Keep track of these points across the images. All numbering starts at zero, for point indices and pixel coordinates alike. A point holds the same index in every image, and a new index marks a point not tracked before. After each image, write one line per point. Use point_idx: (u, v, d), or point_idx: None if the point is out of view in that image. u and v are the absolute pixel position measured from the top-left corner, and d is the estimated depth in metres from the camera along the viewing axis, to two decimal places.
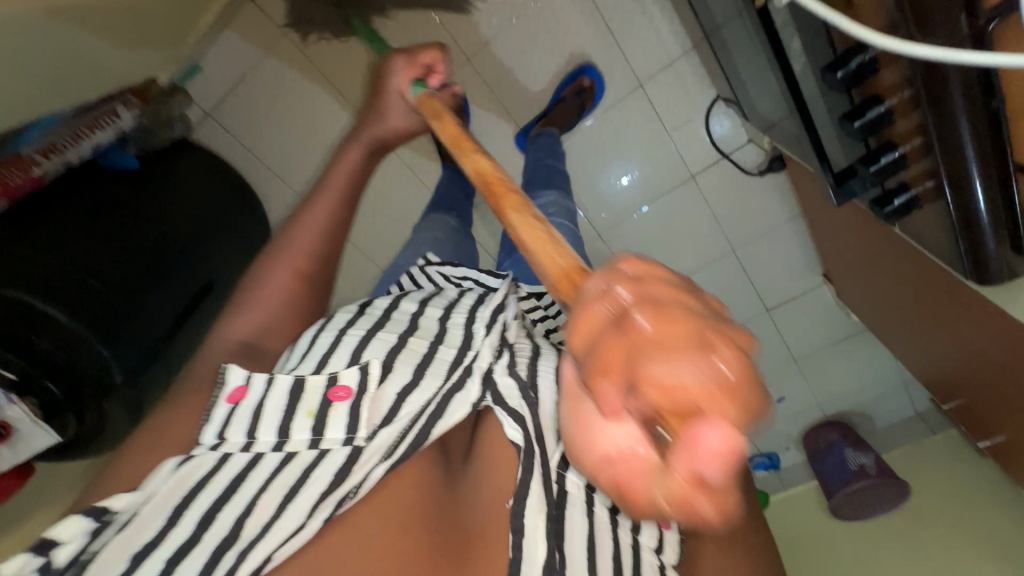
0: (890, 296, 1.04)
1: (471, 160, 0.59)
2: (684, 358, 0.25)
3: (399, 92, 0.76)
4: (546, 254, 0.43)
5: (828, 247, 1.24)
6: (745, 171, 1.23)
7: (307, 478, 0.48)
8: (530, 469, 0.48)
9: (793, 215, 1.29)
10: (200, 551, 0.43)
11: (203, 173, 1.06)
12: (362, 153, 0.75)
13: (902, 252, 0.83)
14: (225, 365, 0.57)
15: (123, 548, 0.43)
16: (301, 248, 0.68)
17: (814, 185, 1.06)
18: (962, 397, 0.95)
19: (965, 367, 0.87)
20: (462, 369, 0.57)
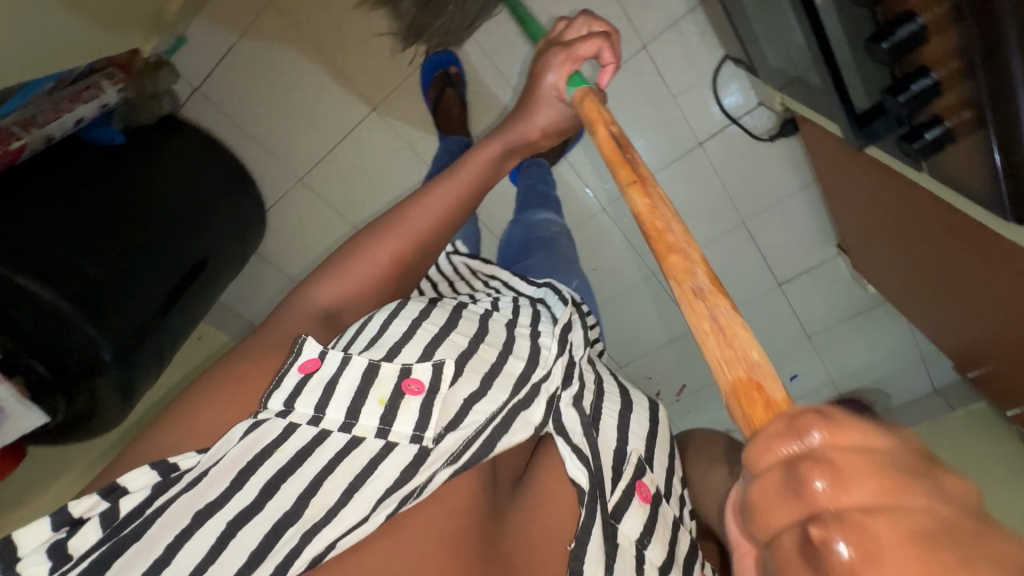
0: (911, 263, 1.00)
1: (633, 192, 0.51)
2: None
3: (552, 89, 0.67)
4: (717, 347, 0.39)
5: (842, 215, 1.19)
6: (755, 138, 1.18)
7: (374, 470, 0.46)
8: (592, 513, 0.55)
9: (806, 183, 1.23)
10: (263, 521, 0.42)
11: (193, 149, 1.05)
12: (501, 151, 0.69)
13: (929, 210, 0.78)
14: (301, 335, 0.52)
15: (189, 505, 0.42)
16: (409, 227, 0.62)
17: (830, 146, 1.01)
18: (988, 363, 0.92)
19: (995, 331, 0.83)
20: (530, 386, 0.58)
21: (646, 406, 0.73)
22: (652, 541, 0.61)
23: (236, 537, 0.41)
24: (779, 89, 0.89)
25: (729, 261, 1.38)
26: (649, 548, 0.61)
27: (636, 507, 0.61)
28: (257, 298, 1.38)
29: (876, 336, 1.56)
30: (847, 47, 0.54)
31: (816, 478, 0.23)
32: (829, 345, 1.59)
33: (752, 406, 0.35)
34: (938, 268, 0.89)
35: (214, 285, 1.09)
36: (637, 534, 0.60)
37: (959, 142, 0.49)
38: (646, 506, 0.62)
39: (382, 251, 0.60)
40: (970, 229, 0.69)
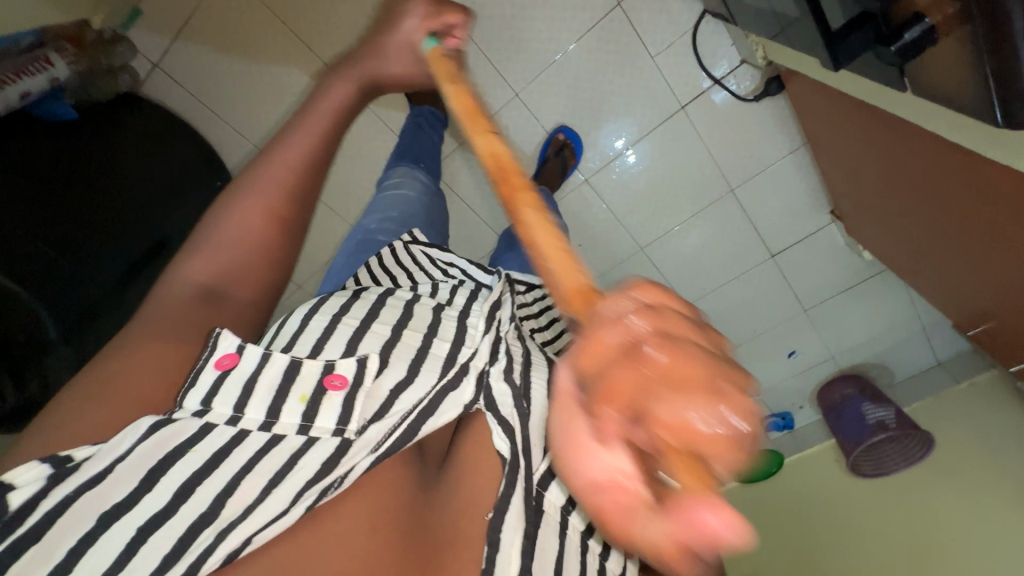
0: (903, 217, 0.96)
1: (483, 139, 0.46)
2: (707, 404, 0.22)
3: (408, 38, 0.61)
4: (557, 266, 0.35)
5: (833, 178, 1.15)
6: (739, 97, 1.13)
7: (294, 464, 0.42)
8: (512, 483, 0.49)
9: (795, 145, 1.19)
10: (173, 529, 0.38)
11: (155, 123, 1.02)
12: (355, 94, 0.60)
13: (927, 149, 0.73)
14: (218, 327, 0.46)
15: (94, 506, 0.36)
16: (276, 184, 0.54)
17: (820, 98, 0.96)
18: (990, 319, 0.88)
19: (998, 278, 0.79)
20: (457, 366, 0.53)
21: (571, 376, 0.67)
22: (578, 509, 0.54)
23: (146, 543, 0.37)
24: (764, 36, 0.85)
25: (718, 232, 1.33)
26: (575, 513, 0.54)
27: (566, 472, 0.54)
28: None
29: (874, 306, 1.52)
30: None
31: (646, 315, 0.25)
32: (826, 319, 1.54)
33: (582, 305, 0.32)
34: (936, 221, 0.85)
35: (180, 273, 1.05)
36: (562, 501, 0.53)
37: (944, 40, 0.44)
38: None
39: (253, 213, 0.52)
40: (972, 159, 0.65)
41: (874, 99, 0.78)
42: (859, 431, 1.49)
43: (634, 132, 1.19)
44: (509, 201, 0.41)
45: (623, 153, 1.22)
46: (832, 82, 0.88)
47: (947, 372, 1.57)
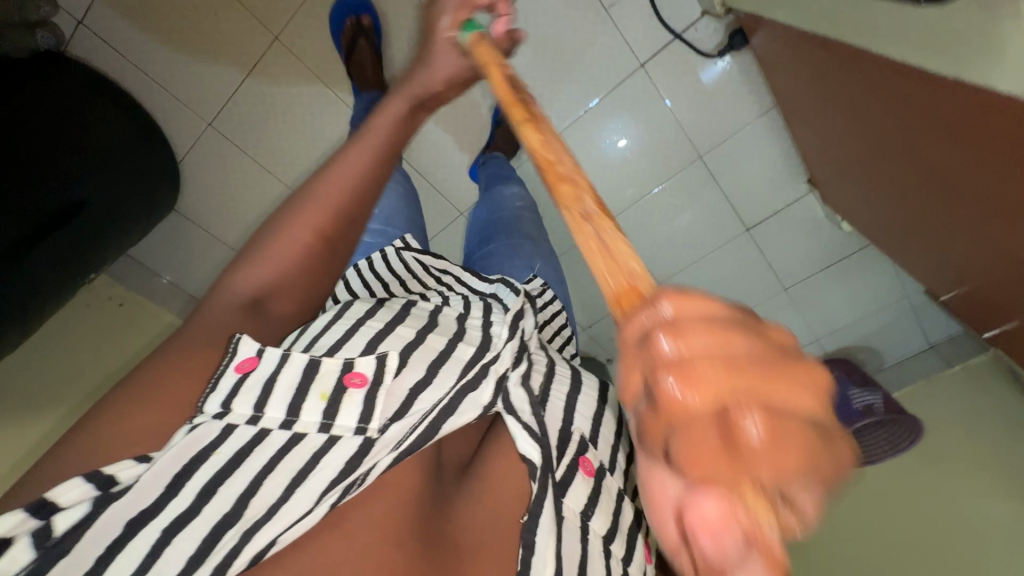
0: (872, 174, 0.88)
1: (526, 129, 0.46)
2: (722, 429, 0.23)
3: (447, 36, 0.63)
4: (603, 264, 0.34)
5: (805, 142, 1.07)
6: (703, 55, 1.06)
7: (318, 462, 0.47)
8: (544, 488, 0.56)
9: (766, 108, 1.12)
10: (199, 526, 0.42)
11: (80, 81, 0.97)
12: (407, 107, 0.62)
13: (885, 81, 0.67)
14: (237, 333, 0.50)
15: (122, 513, 0.40)
16: (322, 203, 0.55)
17: (783, 44, 0.89)
18: (965, 283, 0.80)
19: (963, 234, 0.72)
20: (478, 367, 0.58)
21: (594, 387, 0.74)
22: (597, 512, 0.61)
23: (171, 544, 0.40)
24: None
25: (687, 203, 1.26)
26: (594, 518, 0.61)
27: (579, 482, 0.61)
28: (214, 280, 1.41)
29: (858, 285, 1.43)
30: None
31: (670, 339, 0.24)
32: (808, 298, 1.46)
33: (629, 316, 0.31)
34: (904, 174, 0.78)
35: (107, 236, 1.02)
36: (581, 506, 0.60)
37: None
38: (590, 479, 0.62)
39: (300, 229, 0.53)
40: (926, 83, 0.58)
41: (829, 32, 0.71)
42: (846, 416, 1.41)
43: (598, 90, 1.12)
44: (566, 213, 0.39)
45: (590, 105, 1.13)
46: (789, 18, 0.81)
47: (938, 356, 1.49)
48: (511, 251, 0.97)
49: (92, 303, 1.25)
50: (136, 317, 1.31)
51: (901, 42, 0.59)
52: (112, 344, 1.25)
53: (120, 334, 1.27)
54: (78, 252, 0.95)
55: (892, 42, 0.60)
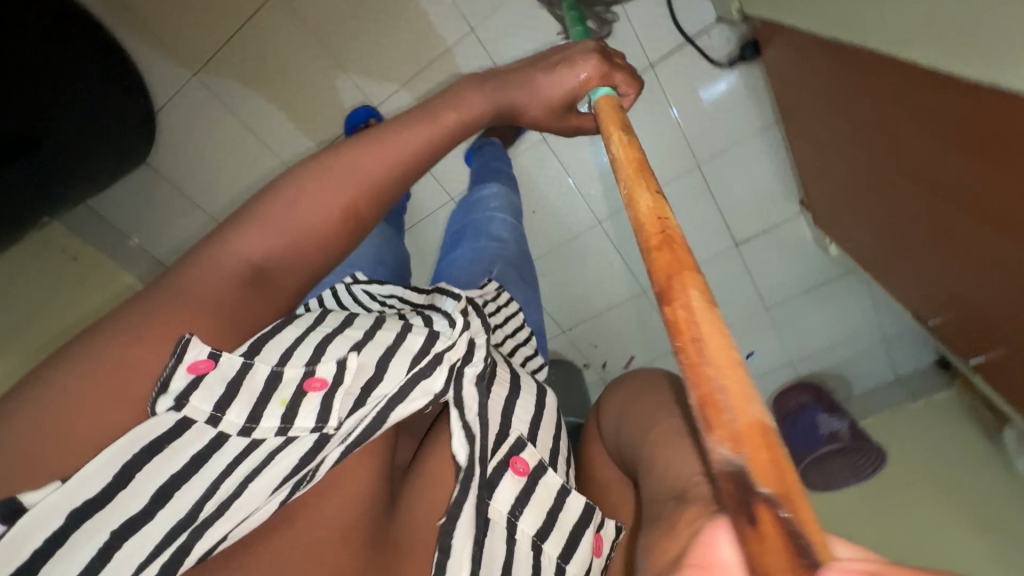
0: (872, 195, 0.88)
1: (653, 200, 0.49)
2: None
3: (568, 78, 0.74)
4: (732, 382, 0.33)
5: (803, 160, 1.08)
6: (713, 63, 1.04)
7: (272, 459, 0.47)
8: (465, 491, 0.56)
9: (768, 122, 1.12)
10: (158, 528, 0.42)
11: (63, 13, 0.91)
12: (491, 109, 0.74)
13: (899, 90, 0.66)
14: (187, 333, 0.46)
15: (64, 504, 0.38)
16: (364, 176, 0.60)
17: (795, 56, 0.89)
18: (956, 306, 0.80)
19: (959, 259, 0.73)
20: (430, 356, 0.56)
21: (533, 390, 0.72)
22: (526, 512, 0.61)
23: (120, 550, 0.40)
24: None
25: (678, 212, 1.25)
26: (522, 518, 0.60)
27: (508, 481, 0.60)
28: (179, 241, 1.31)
29: (835, 312, 1.46)
30: None
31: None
32: (786, 320, 1.47)
33: (765, 459, 0.29)
34: (903, 193, 0.78)
35: (68, 173, 0.96)
36: (507, 508, 0.60)
37: None
38: (522, 479, 0.62)
39: (334, 202, 0.57)
40: (945, 91, 0.58)
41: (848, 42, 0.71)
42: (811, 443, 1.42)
43: None
44: (674, 278, 0.40)
45: None
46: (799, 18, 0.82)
47: (904, 389, 1.53)
48: (472, 258, 0.98)
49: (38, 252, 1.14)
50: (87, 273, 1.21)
51: (924, 48, 0.58)
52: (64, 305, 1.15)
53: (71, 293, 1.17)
54: (32, 187, 0.90)
55: (915, 56, 0.60)
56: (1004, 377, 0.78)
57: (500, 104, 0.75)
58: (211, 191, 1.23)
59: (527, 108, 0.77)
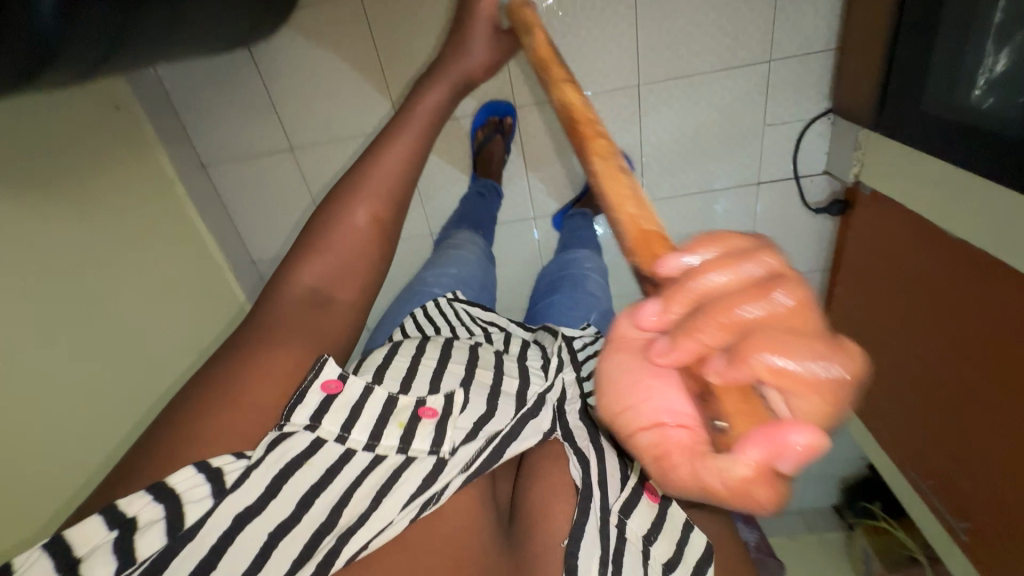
0: (891, 357, 1.05)
1: (562, 91, 0.50)
2: (794, 351, 0.24)
3: (484, 20, 0.67)
4: (635, 208, 0.36)
5: (837, 309, 1.24)
6: (805, 204, 1.19)
7: (398, 478, 0.50)
8: (584, 511, 0.53)
9: (815, 267, 1.27)
10: (302, 531, 0.45)
11: None
12: (448, 92, 0.65)
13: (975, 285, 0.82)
14: (324, 355, 0.52)
15: (231, 507, 0.43)
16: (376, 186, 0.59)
17: (884, 230, 1.03)
18: (937, 476, 0.95)
19: (957, 440, 0.89)
20: (535, 402, 0.60)
21: None
22: (659, 539, 0.55)
23: (277, 549, 0.43)
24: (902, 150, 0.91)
25: None
26: (654, 545, 0.55)
27: (643, 503, 0.57)
28: (229, 142, 1.16)
29: None
30: None
31: (781, 287, 0.26)
32: None
33: (648, 251, 0.33)
34: (927, 372, 0.95)
35: (182, 31, 0.77)
36: (644, 529, 0.55)
37: None
38: (654, 505, 0.58)
39: (361, 213, 0.57)
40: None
41: (948, 234, 0.86)
42: None
43: (716, 183, 1.18)
44: (584, 155, 0.43)
45: (709, 200, 1.20)
46: (903, 198, 0.94)
47: (801, 521, 1.75)
48: (569, 304, 0.93)
49: (77, 150, 0.90)
50: (125, 173, 1.01)
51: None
52: (140, 223, 1.03)
53: (130, 203, 1.01)
54: (152, 35, 0.71)
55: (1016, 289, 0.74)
56: (984, 550, 0.86)
57: (454, 83, 0.66)
58: (296, 106, 1.12)
59: (473, 70, 0.68)
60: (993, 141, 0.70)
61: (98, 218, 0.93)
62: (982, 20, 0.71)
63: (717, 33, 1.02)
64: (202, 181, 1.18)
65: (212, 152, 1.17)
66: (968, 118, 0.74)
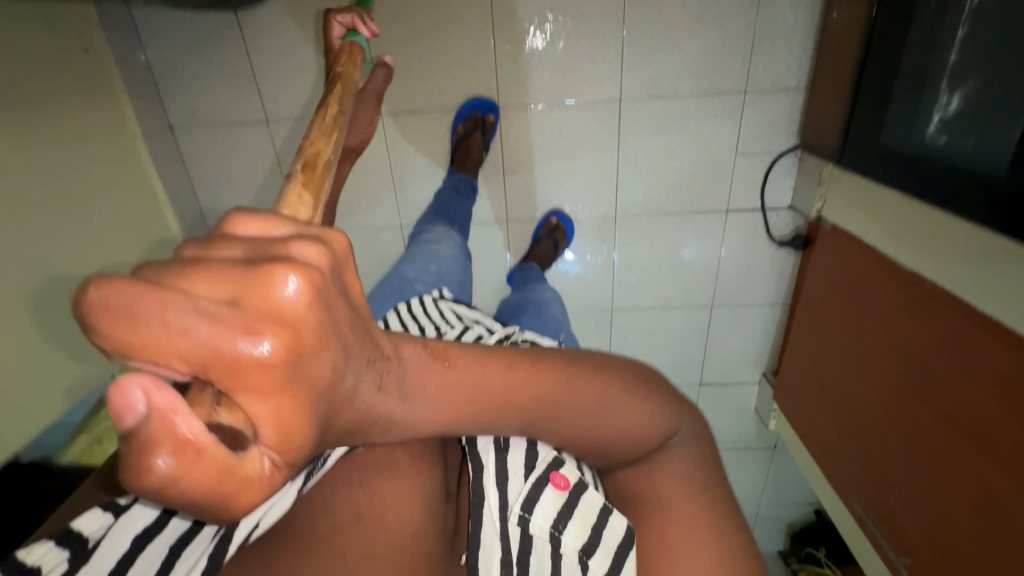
0: (844, 390, 1.06)
1: None
2: (208, 313, 0.26)
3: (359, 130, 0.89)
4: None
5: (795, 343, 1.25)
6: (770, 235, 1.22)
7: None
8: (480, 521, 0.50)
9: (776, 300, 1.30)
10: (204, 536, 0.45)
11: None
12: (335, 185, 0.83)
13: (930, 317, 0.83)
14: None
15: (126, 530, 0.44)
16: None
17: (842, 261, 1.06)
18: (881, 510, 0.95)
19: (903, 475, 0.89)
20: None
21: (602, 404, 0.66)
22: (569, 525, 0.53)
23: (181, 557, 0.44)
24: (863, 183, 0.94)
25: (668, 334, 1.38)
26: (566, 532, 0.53)
27: (547, 497, 0.53)
28: (201, 106, 1.13)
29: (736, 480, 1.60)
30: (990, 109, 0.69)
31: (204, 272, 0.27)
32: None
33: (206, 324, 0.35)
34: (888, 415, 0.93)
35: None
36: (550, 524, 0.53)
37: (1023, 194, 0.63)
38: (562, 494, 0.54)
39: None
40: (1005, 346, 0.70)
41: (905, 263, 0.88)
42: None
43: (685, 206, 1.20)
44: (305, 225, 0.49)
45: (675, 220, 1.22)
46: (864, 230, 0.96)
47: None
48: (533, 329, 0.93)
49: (27, 85, 0.86)
50: (77, 119, 0.96)
51: (986, 308, 0.73)
52: (86, 175, 0.97)
53: (75, 149, 0.95)
54: None
55: (972, 318, 0.75)
56: None
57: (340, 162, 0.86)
58: (277, 80, 1.10)
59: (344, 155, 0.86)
60: (947, 172, 0.74)
61: (37, 158, 0.88)
62: (939, 59, 0.76)
63: (698, 60, 1.06)
64: (168, 142, 1.14)
65: (180, 115, 1.13)
66: (924, 152, 0.78)
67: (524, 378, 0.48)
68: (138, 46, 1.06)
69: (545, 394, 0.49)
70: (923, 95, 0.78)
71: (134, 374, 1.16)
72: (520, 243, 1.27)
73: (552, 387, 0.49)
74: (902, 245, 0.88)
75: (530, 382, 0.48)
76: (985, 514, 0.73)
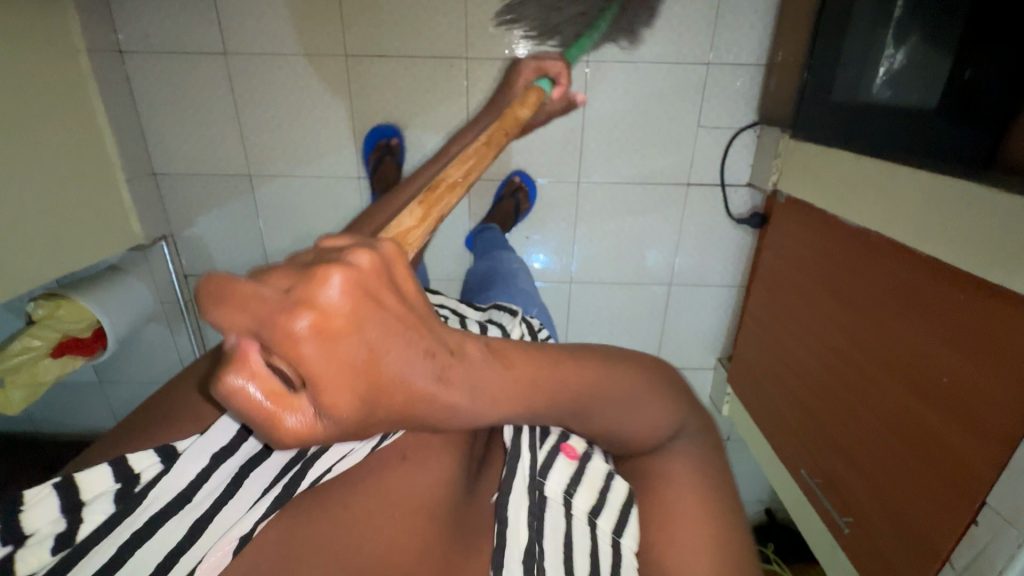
0: (790, 360, 1.07)
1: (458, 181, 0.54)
2: (272, 287, 0.28)
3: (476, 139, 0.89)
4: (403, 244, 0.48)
5: (750, 322, 1.25)
6: (729, 213, 1.24)
7: None
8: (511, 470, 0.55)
9: (733, 281, 1.31)
10: (272, 464, 0.49)
11: None
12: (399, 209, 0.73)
13: (871, 268, 0.85)
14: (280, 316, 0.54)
15: (205, 447, 0.46)
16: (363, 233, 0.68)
17: (794, 231, 1.07)
18: (825, 474, 0.94)
19: (844, 435, 0.89)
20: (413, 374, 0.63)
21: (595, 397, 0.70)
22: (579, 490, 0.59)
23: (249, 478, 0.47)
24: (816, 150, 0.97)
25: (626, 313, 1.36)
26: (575, 497, 0.58)
27: (561, 463, 0.59)
28: (156, 34, 1.09)
29: None
30: (904, 96, 0.77)
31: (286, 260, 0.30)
32: None
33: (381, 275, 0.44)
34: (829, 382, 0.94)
35: None
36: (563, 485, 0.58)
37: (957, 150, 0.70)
38: (571, 462, 0.60)
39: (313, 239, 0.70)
40: (950, 288, 0.70)
41: (847, 217, 0.89)
42: None
43: (648, 178, 1.21)
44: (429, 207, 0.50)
45: (638, 190, 1.22)
46: (813, 195, 0.99)
47: None
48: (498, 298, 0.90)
49: None
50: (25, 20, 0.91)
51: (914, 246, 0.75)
52: (28, 80, 0.92)
53: (19, 49, 0.90)
54: None
55: (910, 260, 0.77)
56: (862, 547, 0.85)
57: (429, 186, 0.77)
58: (241, 12, 1.07)
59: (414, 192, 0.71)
60: (894, 122, 0.78)
61: None
62: (879, 20, 0.82)
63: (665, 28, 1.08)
64: (114, 68, 1.10)
65: (133, 40, 1.09)
66: (872, 108, 0.83)
67: (522, 362, 0.41)
68: (109, 22, 1.07)
69: (548, 380, 0.43)
70: (848, 95, 0.88)
71: (50, 312, 1.06)
72: (481, 205, 1.25)
73: (549, 372, 0.44)
74: (845, 206, 0.90)
75: (528, 370, 0.42)
76: (924, 459, 0.72)
